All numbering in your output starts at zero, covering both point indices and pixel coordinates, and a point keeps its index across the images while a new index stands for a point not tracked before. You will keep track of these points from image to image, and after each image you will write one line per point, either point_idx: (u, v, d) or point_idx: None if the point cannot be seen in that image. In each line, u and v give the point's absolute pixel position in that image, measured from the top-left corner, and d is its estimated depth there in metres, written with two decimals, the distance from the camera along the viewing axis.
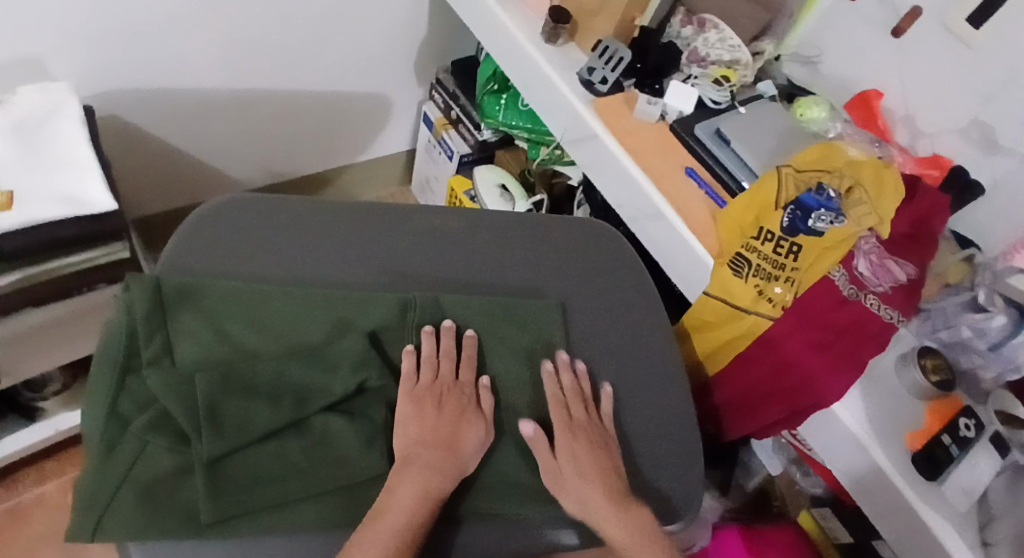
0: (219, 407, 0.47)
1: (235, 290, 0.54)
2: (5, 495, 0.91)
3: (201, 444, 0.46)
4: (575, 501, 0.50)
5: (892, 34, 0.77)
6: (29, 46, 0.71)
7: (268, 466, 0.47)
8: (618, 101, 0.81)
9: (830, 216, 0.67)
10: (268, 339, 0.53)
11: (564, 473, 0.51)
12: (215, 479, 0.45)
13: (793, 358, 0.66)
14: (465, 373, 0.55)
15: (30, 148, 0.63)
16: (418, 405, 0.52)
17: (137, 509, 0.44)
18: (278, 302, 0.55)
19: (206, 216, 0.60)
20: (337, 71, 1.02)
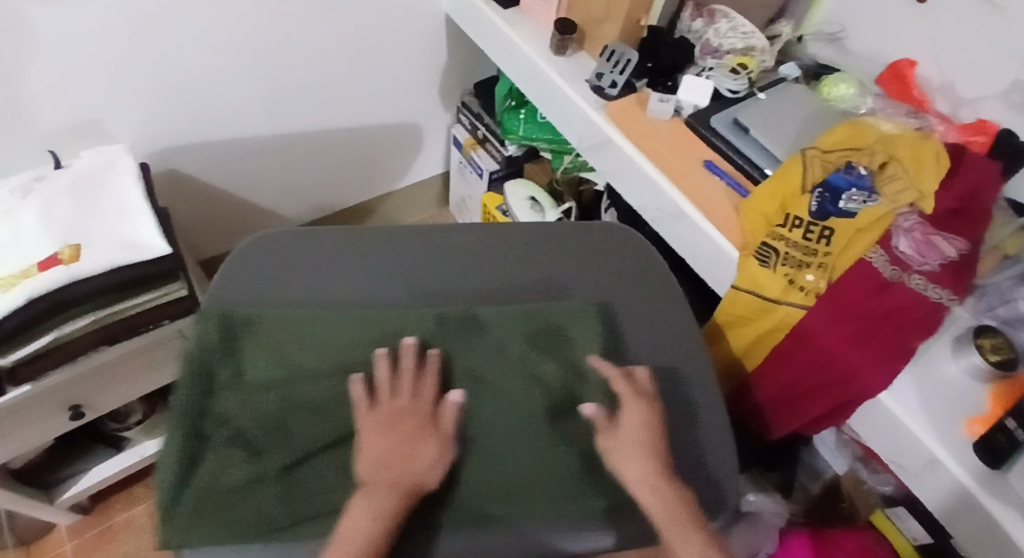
0: (288, 423, 0.52)
1: (296, 313, 0.58)
2: (99, 519, 1.00)
3: (273, 454, 0.50)
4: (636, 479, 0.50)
5: (917, 0, 0.72)
6: (89, 115, 0.79)
7: (333, 473, 0.51)
8: (630, 103, 0.81)
9: (862, 196, 0.64)
10: (322, 358, 0.56)
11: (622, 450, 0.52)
12: (288, 486, 0.49)
13: (832, 347, 0.63)
14: (424, 391, 0.54)
15: (95, 206, 0.70)
16: (373, 426, 0.51)
17: (206, 520, 0.48)
18: (334, 321, 0.58)
19: (246, 249, 0.64)
20: (366, 106, 1.07)
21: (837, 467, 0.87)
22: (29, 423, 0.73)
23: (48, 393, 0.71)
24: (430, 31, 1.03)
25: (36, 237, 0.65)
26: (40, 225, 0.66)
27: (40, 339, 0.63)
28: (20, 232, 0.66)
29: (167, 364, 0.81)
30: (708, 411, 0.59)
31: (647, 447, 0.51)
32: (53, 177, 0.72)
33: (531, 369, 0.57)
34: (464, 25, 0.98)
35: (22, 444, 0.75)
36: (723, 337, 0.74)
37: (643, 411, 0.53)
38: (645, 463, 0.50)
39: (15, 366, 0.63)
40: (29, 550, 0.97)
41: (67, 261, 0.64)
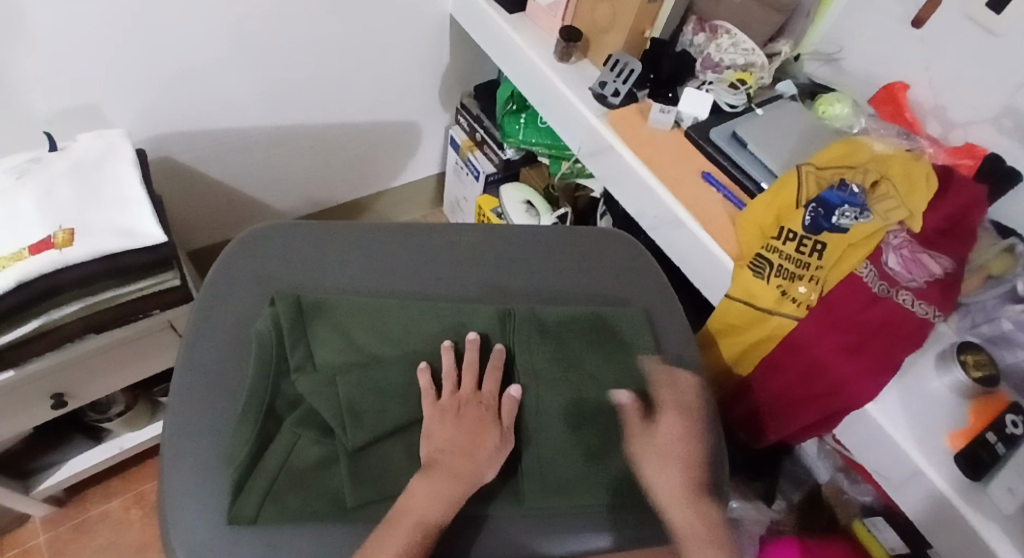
0: (359, 407, 0.52)
1: (358, 303, 0.59)
2: (76, 510, 0.98)
3: (345, 435, 0.51)
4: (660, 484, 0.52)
5: (913, 25, 0.75)
6: (86, 99, 0.79)
7: (398, 457, 0.52)
8: (631, 112, 0.82)
9: (854, 212, 0.66)
10: (387, 346, 0.57)
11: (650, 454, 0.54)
12: (358, 468, 0.50)
13: (822, 358, 0.65)
14: (488, 385, 0.55)
15: (92, 190, 0.69)
16: (441, 417, 0.53)
17: (203, 510, 0.49)
18: (397, 312, 0.59)
19: (262, 235, 0.65)
20: (366, 103, 1.07)
21: (819, 477, 0.89)
22: (11, 408, 0.71)
23: (33, 379, 0.69)
24: (434, 32, 1.03)
25: (32, 221, 0.64)
26: (37, 212, 0.65)
27: (29, 324, 0.62)
28: (16, 216, 0.65)
29: (155, 354, 0.80)
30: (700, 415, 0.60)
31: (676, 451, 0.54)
32: (47, 159, 0.70)
33: (605, 367, 0.59)
34: (468, 27, 0.99)
35: (2, 430, 0.73)
36: (714, 346, 0.75)
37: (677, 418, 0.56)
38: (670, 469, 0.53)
39: (2, 350, 0.62)
40: (1, 540, 0.94)
41: (61, 245, 0.62)
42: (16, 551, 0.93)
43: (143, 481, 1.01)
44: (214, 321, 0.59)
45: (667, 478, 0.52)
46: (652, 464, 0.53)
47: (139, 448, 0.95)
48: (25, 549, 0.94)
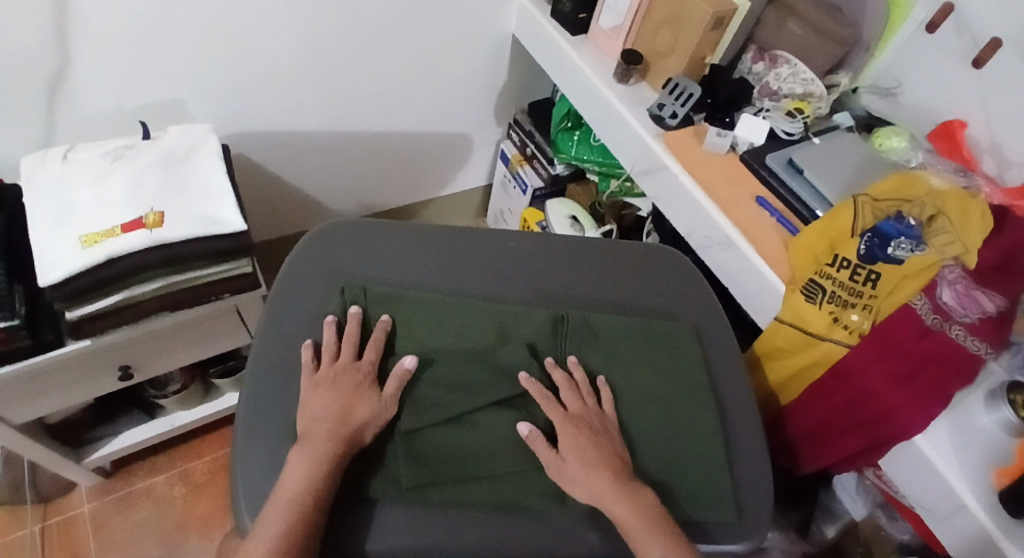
0: (419, 394, 0.56)
1: (425, 299, 0.61)
2: (119, 484, 1.01)
3: (402, 418, 0.54)
4: (581, 488, 0.50)
5: (973, 65, 0.75)
6: (173, 95, 0.84)
7: (453, 446, 0.54)
8: (688, 134, 0.83)
9: (910, 245, 0.65)
10: (448, 340, 0.59)
11: (565, 464, 0.52)
12: (412, 450, 0.53)
13: (870, 386, 0.65)
14: (368, 353, 0.57)
15: (174, 178, 0.72)
16: (313, 387, 0.54)
17: (268, 479, 0.52)
18: (454, 311, 0.61)
19: (340, 225, 0.68)
20: (424, 114, 1.11)
21: (856, 512, 0.88)
22: (78, 380, 0.75)
23: (102, 352, 0.73)
24: (494, 49, 1.07)
25: (122, 202, 0.68)
26: (128, 194, 0.69)
27: (107, 299, 0.66)
28: (109, 197, 0.68)
29: (215, 338, 0.83)
30: (743, 433, 0.61)
31: (594, 452, 0.52)
32: (139, 147, 0.75)
33: (658, 376, 0.60)
34: (528, 46, 1.02)
35: (67, 398, 0.77)
36: (762, 368, 0.76)
37: (598, 422, 0.55)
38: (586, 465, 0.51)
39: (81, 321, 0.66)
40: (48, 508, 0.98)
41: (152, 227, 0.66)
42: (61, 519, 0.97)
43: (186, 461, 1.04)
44: (287, 306, 0.62)
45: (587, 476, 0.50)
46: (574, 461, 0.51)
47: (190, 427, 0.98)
48: (70, 517, 0.97)
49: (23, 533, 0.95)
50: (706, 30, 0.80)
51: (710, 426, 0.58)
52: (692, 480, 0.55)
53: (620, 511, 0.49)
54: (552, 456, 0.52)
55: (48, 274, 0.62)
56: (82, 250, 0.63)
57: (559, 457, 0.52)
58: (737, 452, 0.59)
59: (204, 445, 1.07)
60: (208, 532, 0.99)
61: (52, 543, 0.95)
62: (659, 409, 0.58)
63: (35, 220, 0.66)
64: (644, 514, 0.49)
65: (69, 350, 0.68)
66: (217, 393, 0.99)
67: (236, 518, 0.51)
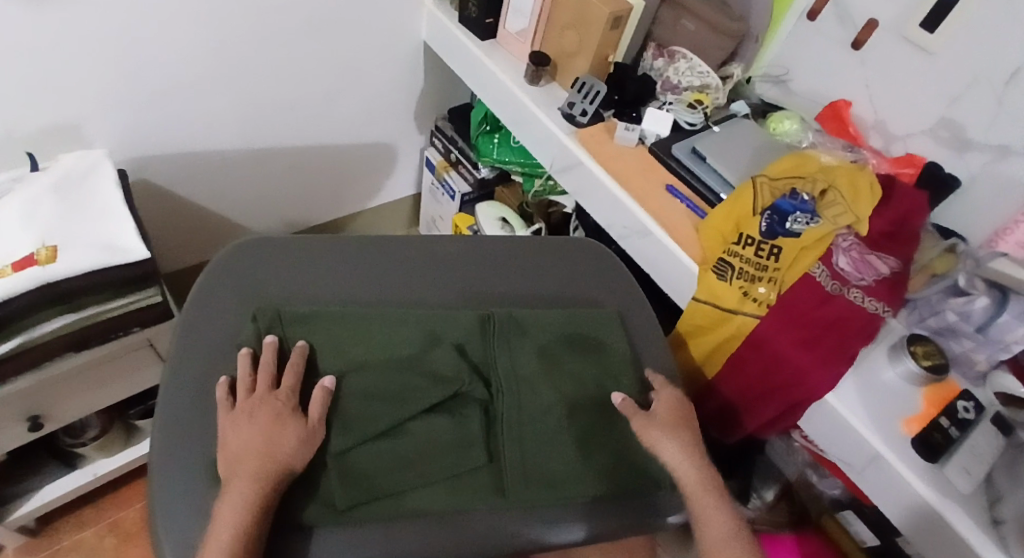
0: (348, 412, 0.55)
1: (345, 313, 0.61)
2: (46, 541, 0.95)
3: (332, 439, 0.54)
4: (670, 454, 0.57)
5: (853, 47, 0.82)
6: (66, 121, 0.80)
7: (387, 459, 0.54)
8: (600, 130, 0.87)
9: (805, 218, 0.71)
10: (374, 352, 0.59)
11: (656, 426, 0.58)
12: (346, 471, 0.53)
13: (782, 353, 0.69)
14: (286, 380, 0.56)
15: (74, 210, 0.70)
16: (231, 423, 0.53)
17: (196, 509, 0.50)
18: (379, 321, 0.61)
19: (256, 243, 0.68)
20: (341, 127, 1.11)
21: (787, 471, 0.93)
22: None
23: (6, 401, 0.69)
24: (409, 58, 1.08)
25: (16, 237, 0.65)
26: (19, 227, 0.66)
27: (7, 343, 0.61)
28: (1, 231, 0.65)
29: (134, 373, 0.80)
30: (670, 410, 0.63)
31: (678, 423, 0.59)
32: (31, 178, 0.71)
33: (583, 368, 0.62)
34: (443, 53, 1.03)
35: None
36: (684, 347, 0.79)
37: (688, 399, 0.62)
38: (669, 433, 0.58)
39: None
40: None
41: (43, 261, 0.63)
42: None
43: (118, 509, 1.00)
44: (205, 336, 0.60)
45: (670, 448, 0.57)
46: (652, 434, 0.58)
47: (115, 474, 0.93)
48: None
49: None
50: (606, 30, 0.84)
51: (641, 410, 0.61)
52: (628, 460, 0.58)
53: (688, 474, 0.57)
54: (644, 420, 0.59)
55: None
56: None
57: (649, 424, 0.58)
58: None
59: (138, 488, 1.02)
60: None
61: None
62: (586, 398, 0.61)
63: None
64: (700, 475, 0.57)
65: None
66: (142, 436, 0.95)
67: (157, 556, 0.49)
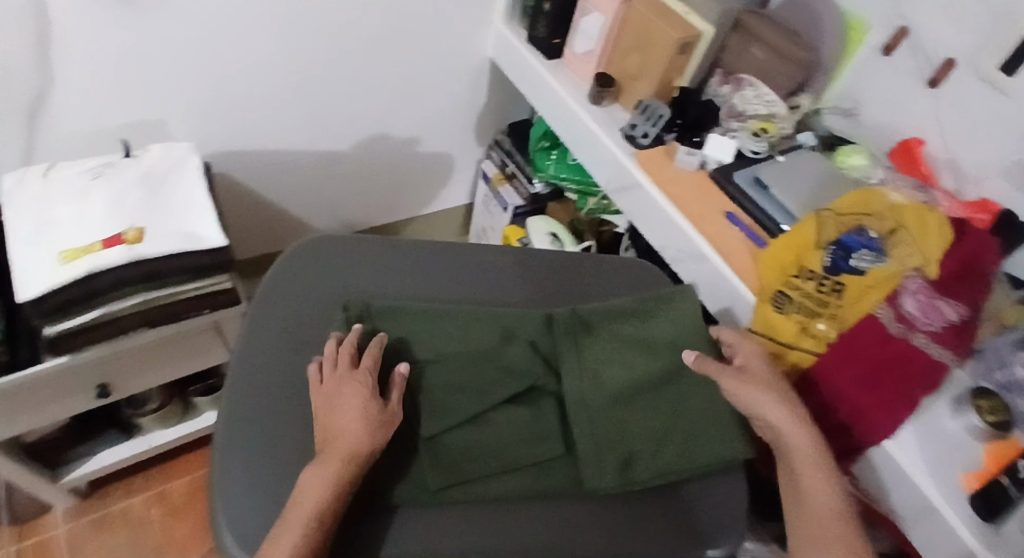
0: (436, 400, 0.59)
1: (424, 307, 0.65)
2: (97, 505, 0.99)
3: (423, 425, 0.58)
4: (767, 410, 0.58)
5: (930, 85, 0.79)
6: (154, 116, 0.85)
7: (475, 447, 0.57)
8: (659, 153, 0.86)
9: (872, 256, 0.69)
10: (452, 345, 0.62)
11: (748, 388, 0.59)
12: (437, 454, 0.56)
13: (843, 393, 0.66)
14: (366, 361, 0.58)
15: (158, 196, 0.73)
16: (320, 399, 0.55)
17: (248, 490, 0.52)
18: (457, 316, 0.64)
19: (323, 240, 0.70)
20: (404, 135, 1.13)
21: None
22: (57, 396, 0.74)
23: (79, 369, 0.73)
24: (474, 72, 1.10)
25: (103, 221, 0.68)
26: (108, 211, 0.69)
27: (86, 315, 0.65)
28: (91, 215, 0.69)
29: (194, 356, 0.83)
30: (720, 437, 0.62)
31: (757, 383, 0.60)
32: (120, 166, 0.75)
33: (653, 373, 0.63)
34: (506, 69, 1.05)
35: (44, 417, 0.76)
36: None
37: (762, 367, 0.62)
38: (758, 391, 0.59)
39: (60, 339, 0.65)
40: (24, 527, 0.96)
41: (132, 243, 0.67)
42: (34, 540, 0.95)
43: (163, 482, 1.03)
44: (290, 318, 0.64)
45: (775, 411, 0.58)
46: (747, 395, 0.59)
47: (171, 445, 0.97)
48: (44, 538, 0.95)
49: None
50: (674, 55, 0.84)
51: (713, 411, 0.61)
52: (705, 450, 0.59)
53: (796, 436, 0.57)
54: (726, 371, 0.60)
55: (29, 289, 0.62)
56: (63, 266, 0.64)
57: (736, 388, 0.60)
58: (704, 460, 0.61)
59: (185, 465, 1.05)
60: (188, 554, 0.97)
61: None
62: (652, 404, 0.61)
63: (13, 238, 0.66)
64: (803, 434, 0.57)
65: (44, 368, 0.67)
66: (197, 411, 0.98)
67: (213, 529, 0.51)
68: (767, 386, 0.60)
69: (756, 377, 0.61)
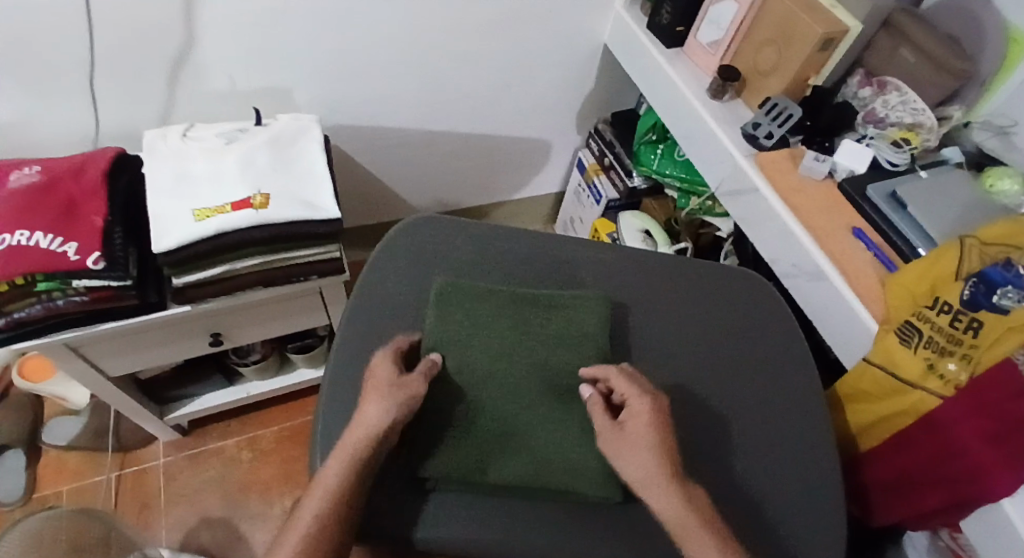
0: (508, 395, 0.59)
1: (503, 296, 0.63)
2: (193, 441, 1.06)
3: (491, 421, 0.58)
4: (636, 468, 0.51)
5: None
6: (280, 84, 0.88)
7: (546, 445, 0.57)
8: (783, 156, 0.80)
9: (1019, 295, 0.58)
10: (529, 338, 0.61)
11: (619, 440, 0.53)
12: (509, 450, 0.56)
13: (959, 444, 0.59)
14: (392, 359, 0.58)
15: (282, 161, 0.75)
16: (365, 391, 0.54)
17: None
18: (538, 308, 0.63)
19: (413, 223, 0.71)
20: (508, 118, 1.12)
21: None
22: (171, 340, 0.79)
23: (196, 318, 0.76)
24: (586, 58, 1.07)
25: (234, 182, 0.71)
26: (238, 171, 0.72)
27: (210, 269, 0.69)
28: (222, 175, 0.72)
29: (298, 316, 0.86)
30: (806, 468, 0.60)
31: (660, 448, 0.51)
32: (252, 131, 0.78)
33: (730, 396, 0.63)
34: (621, 56, 1.01)
35: (157, 357, 0.81)
36: (843, 408, 0.74)
37: (642, 428, 0.52)
38: (640, 449, 0.51)
39: (185, 288, 0.69)
40: (125, 455, 1.04)
41: (259, 207, 0.69)
42: (136, 467, 1.03)
43: (253, 427, 1.08)
44: (377, 302, 0.65)
45: (632, 463, 0.51)
46: (622, 455, 0.52)
47: (265, 395, 1.02)
48: (144, 467, 1.03)
49: (99, 478, 1.01)
50: (813, 51, 0.78)
51: (795, 436, 0.62)
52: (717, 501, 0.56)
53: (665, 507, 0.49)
54: (607, 429, 0.54)
55: (161, 241, 0.65)
56: (195, 222, 0.67)
57: (616, 429, 0.54)
58: (776, 490, 0.59)
59: (274, 413, 1.10)
60: (268, 498, 1.02)
61: (125, 490, 1.00)
62: (733, 418, 0.62)
63: (153, 188, 0.70)
64: (669, 505, 0.49)
65: (169, 313, 0.71)
66: (291, 366, 1.02)
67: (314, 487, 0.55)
68: (648, 453, 0.51)
69: (637, 434, 0.52)
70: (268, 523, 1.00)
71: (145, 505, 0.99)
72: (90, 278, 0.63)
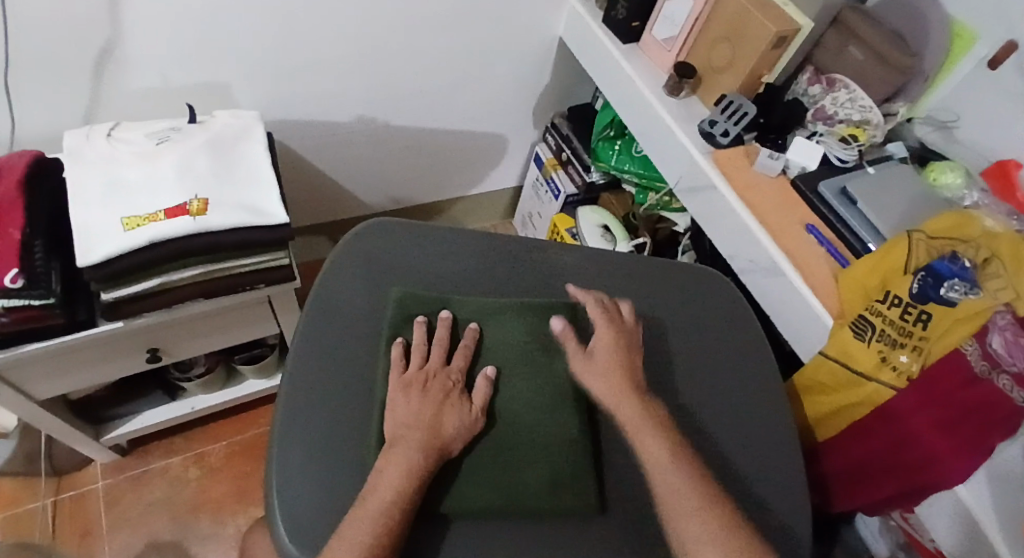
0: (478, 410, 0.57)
1: (469, 307, 0.62)
2: (137, 461, 1.00)
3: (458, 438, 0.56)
4: (602, 389, 0.57)
5: (988, 66, 0.75)
6: (217, 79, 0.83)
7: (507, 458, 0.55)
8: (738, 154, 0.81)
9: (965, 287, 0.60)
10: (496, 348, 0.60)
11: (591, 366, 0.59)
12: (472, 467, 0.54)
13: (916, 433, 0.62)
14: (456, 360, 0.58)
15: (223, 163, 0.70)
16: (404, 387, 0.55)
17: (305, 481, 0.52)
18: (505, 316, 0.62)
19: (372, 228, 0.68)
20: (462, 114, 1.10)
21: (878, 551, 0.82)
22: (108, 358, 0.74)
23: (133, 333, 0.71)
24: (541, 52, 1.05)
25: (169, 187, 0.66)
26: (173, 176, 0.67)
27: (146, 283, 0.64)
28: (157, 181, 0.67)
29: (248, 325, 0.82)
30: (775, 463, 0.60)
31: (619, 360, 0.59)
32: (187, 131, 0.73)
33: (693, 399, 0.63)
34: (577, 51, 1.00)
35: (92, 376, 0.75)
36: (801, 401, 0.75)
37: (615, 354, 0.59)
38: (607, 370, 0.58)
39: (118, 304, 0.64)
40: (62, 480, 0.97)
41: (196, 215, 0.64)
42: (74, 493, 0.96)
43: (203, 443, 1.03)
44: (333, 313, 0.62)
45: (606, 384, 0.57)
46: (600, 376, 0.58)
47: (213, 409, 0.96)
48: (84, 491, 0.97)
49: (35, 505, 0.95)
50: (767, 48, 0.78)
51: (757, 433, 0.62)
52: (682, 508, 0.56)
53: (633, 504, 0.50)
54: (578, 356, 0.60)
55: (88, 255, 0.60)
56: (125, 233, 0.62)
57: (586, 358, 0.60)
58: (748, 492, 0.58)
59: (225, 426, 1.05)
60: (221, 516, 0.97)
61: (64, 517, 0.94)
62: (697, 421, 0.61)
63: (79, 198, 0.64)
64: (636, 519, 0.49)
65: (102, 330, 0.66)
66: (239, 378, 0.98)
67: (268, 516, 0.52)
68: (610, 374, 0.58)
69: (607, 361, 0.59)
70: (222, 542, 0.95)
71: (86, 532, 0.93)
72: (10, 297, 0.58)
